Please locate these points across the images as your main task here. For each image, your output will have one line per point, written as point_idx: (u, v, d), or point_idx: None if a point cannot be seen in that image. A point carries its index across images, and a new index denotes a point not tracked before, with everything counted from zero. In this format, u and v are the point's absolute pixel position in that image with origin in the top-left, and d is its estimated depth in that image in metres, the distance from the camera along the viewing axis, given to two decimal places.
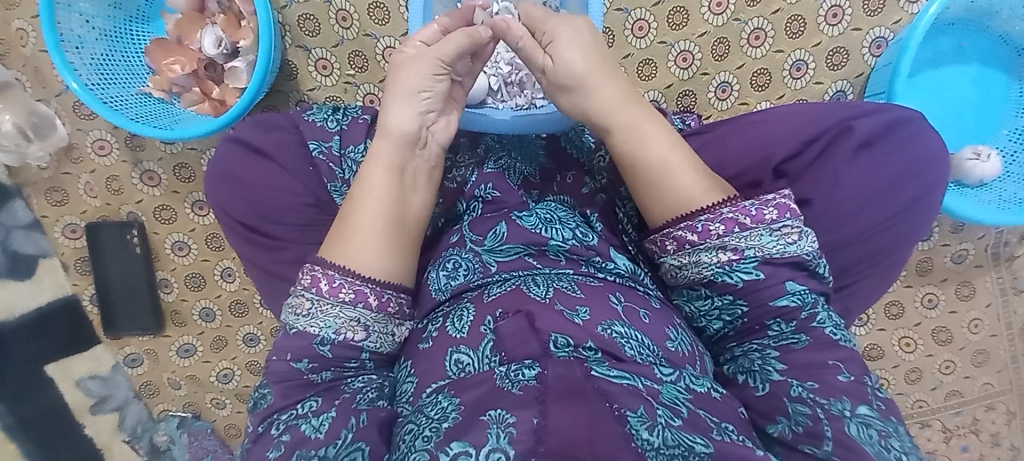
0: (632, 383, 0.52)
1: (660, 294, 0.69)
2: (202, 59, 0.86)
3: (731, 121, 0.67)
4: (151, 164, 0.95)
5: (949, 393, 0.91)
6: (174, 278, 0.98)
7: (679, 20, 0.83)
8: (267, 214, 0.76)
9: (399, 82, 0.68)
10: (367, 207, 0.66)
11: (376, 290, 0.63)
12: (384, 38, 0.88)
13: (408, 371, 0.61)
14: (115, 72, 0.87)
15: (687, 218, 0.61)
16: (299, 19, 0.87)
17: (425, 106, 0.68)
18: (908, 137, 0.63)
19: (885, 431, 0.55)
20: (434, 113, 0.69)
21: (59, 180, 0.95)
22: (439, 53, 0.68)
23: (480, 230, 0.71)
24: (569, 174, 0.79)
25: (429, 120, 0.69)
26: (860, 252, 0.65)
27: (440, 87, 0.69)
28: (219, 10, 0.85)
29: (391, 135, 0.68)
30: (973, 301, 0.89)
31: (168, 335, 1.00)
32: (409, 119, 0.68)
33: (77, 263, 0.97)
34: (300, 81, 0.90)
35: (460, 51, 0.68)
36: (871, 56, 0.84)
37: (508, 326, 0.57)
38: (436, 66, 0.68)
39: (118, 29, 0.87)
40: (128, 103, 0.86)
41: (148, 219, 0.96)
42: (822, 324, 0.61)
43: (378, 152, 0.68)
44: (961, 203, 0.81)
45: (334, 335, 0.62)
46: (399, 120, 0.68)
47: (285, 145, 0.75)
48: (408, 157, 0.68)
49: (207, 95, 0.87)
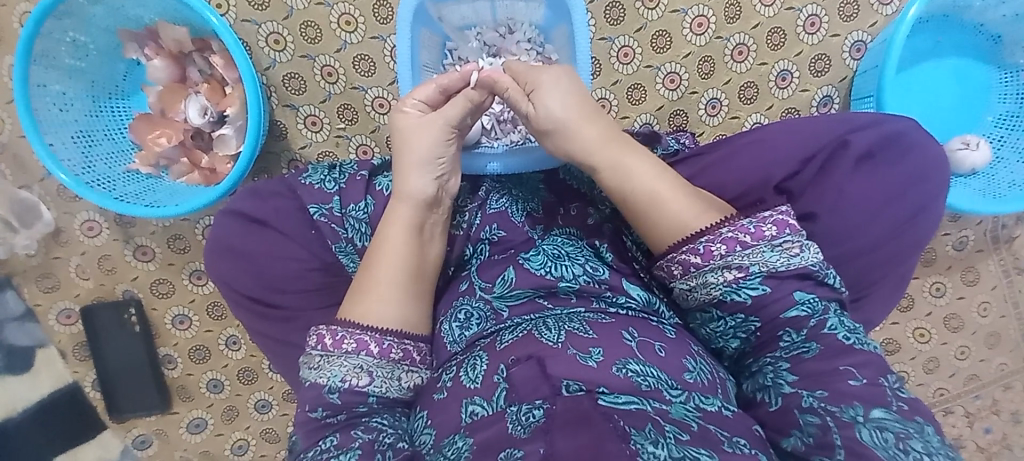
0: (642, 406, 0.56)
1: (677, 322, 0.70)
2: (188, 129, 0.85)
3: (728, 142, 0.68)
4: (143, 239, 0.92)
5: (968, 378, 0.91)
6: (178, 352, 0.95)
7: (663, 44, 0.84)
8: (273, 283, 0.75)
9: (410, 150, 0.71)
10: (382, 269, 0.70)
11: (376, 338, 0.66)
12: (372, 89, 0.87)
13: (424, 422, 0.64)
14: (98, 150, 0.84)
15: (686, 242, 0.61)
16: (284, 78, 0.86)
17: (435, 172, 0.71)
18: (908, 147, 0.64)
19: (905, 434, 0.54)
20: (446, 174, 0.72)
21: (49, 265, 0.92)
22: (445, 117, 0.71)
23: (489, 276, 0.72)
24: (572, 206, 0.79)
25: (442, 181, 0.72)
26: (872, 262, 0.65)
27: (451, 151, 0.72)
28: (202, 79, 0.84)
29: (407, 200, 0.71)
30: (979, 285, 0.91)
31: (176, 411, 0.96)
32: (425, 186, 0.71)
33: (75, 349, 0.94)
34: (291, 139, 0.88)
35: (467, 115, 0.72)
36: (852, 60, 0.86)
37: (520, 373, 0.60)
38: (447, 131, 0.71)
39: (98, 107, 0.85)
40: (116, 182, 0.84)
41: (145, 295, 0.94)
42: (834, 330, 0.59)
43: (398, 212, 0.71)
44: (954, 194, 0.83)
45: (341, 382, 0.65)
46: (418, 184, 0.70)
47: (284, 212, 0.74)
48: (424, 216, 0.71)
49: (197, 165, 0.85)
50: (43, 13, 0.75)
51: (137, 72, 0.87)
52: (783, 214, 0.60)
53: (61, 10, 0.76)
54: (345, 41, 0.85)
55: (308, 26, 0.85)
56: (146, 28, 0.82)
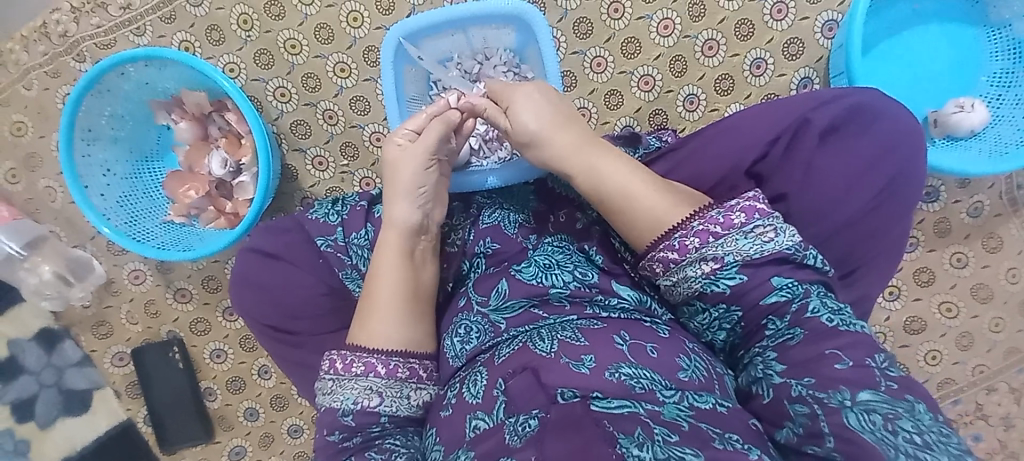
0: (634, 409, 0.57)
1: (670, 319, 0.72)
2: (212, 180, 0.95)
3: (697, 135, 0.71)
4: (181, 282, 1.02)
5: (1008, 351, 0.85)
6: (217, 385, 1.03)
7: (633, 49, 0.88)
8: (287, 310, 0.82)
9: (398, 179, 0.76)
10: (383, 292, 0.75)
11: (382, 359, 0.72)
12: (369, 125, 0.95)
13: (433, 439, 0.67)
14: (140, 208, 0.96)
15: (663, 239, 0.63)
16: (291, 125, 0.96)
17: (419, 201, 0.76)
18: (875, 117, 0.64)
19: (894, 415, 0.53)
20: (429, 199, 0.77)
21: (103, 314, 1.03)
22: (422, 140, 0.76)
23: (484, 289, 0.77)
24: (561, 212, 0.82)
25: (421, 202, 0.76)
26: (854, 236, 0.64)
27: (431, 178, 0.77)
28: (221, 134, 0.95)
29: (396, 226, 0.76)
30: (1005, 252, 0.85)
31: (219, 440, 1.04)
32: (409, 214, 0.76)
33: (128, 388, 1.04)
34: (301, 180, 0.97)
35: (442, 140, 0.77)
36: (824, 39, 0.86)
37: (517, 384, 0.62)
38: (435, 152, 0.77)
39: (136, 170, 0.97)
40: (155, 233, 0.95)
41: (186, 334, 1.03)
42: (816, 313, 0.59)
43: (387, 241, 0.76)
44: (944, 158, 0.80)
45: (353, 404, 0.70)
46: (402, 212, 0.76)
47: (295, 245, 0.81)
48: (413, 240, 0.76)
49: (222, 211, 0.95)
50: (83, 93, 0.88)
51: (166, 134, 0.98)
52: (750, 200, 0.61)
53: (99, 89, 0.89)
54: (342, 86, 0.94)
55: (309, 77, 0.94)
56: (172, 96, 0.94)
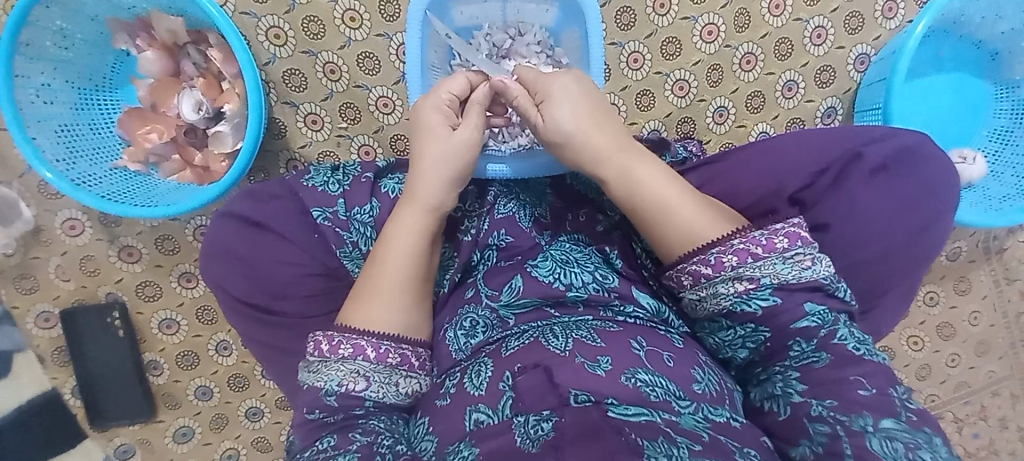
0: (652, 418, 0.51)
1: (685, 330, 0.67)
2: (181, 125, 0.82)
3: (741, 151, 0.69)
4: (130, 239, 0.88)
5: (957, 384, 0.95)
6: (164, 358, 0.91)
7: (672, 50, 0.85)
8: (274, 289, 0.71)
9: (423, 152, 0.67)
10: (386, 273, 0.65)
11: (373, 343, 0.62)
12: (376, 88, 0.84)
13: (425, 429, 0.58)
14: (83, 147, 0.81)
15: (698, 253, 0.60)
16: (284, 74, 0.83)
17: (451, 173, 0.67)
18: (921, 161, 0.65)
19: (915, 444, 0.53)
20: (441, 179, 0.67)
21: (28, 266, 0.87)
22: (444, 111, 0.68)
23: (496, 283, 0.69)
24: (581, 212, 0.75)
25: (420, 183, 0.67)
26: (883, 274, 0.66)
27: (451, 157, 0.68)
28: (197, 73, 0.81)
29: (421, 203, 0.66)
30: (970, 294, 0.94)
31: (161, 420, 0.92)
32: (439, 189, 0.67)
33: (54, 355, 0.89)
34: (290, 138, 0.85)
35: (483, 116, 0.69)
36: (856, 72, 0.88)
37: (526, 381, 0.55)
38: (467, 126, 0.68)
39: (85, 100, 0.82)
40: (103, 180, 0.81)
41: (130, 299, 0.89)
42: (844, 341, 0.59)
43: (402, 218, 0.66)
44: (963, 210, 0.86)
45: (337, 386, 0.61)
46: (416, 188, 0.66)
47: (286, 214, 0.70)
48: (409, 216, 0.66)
49: (190, 163, 0.82)
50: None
51: (126, 62, 0.84)
52: (793, 226, 0.59)
53: None
54: (349, 38, 0.83)
55: (310, 21, 0.82)
56: (138, 17, 0.79)
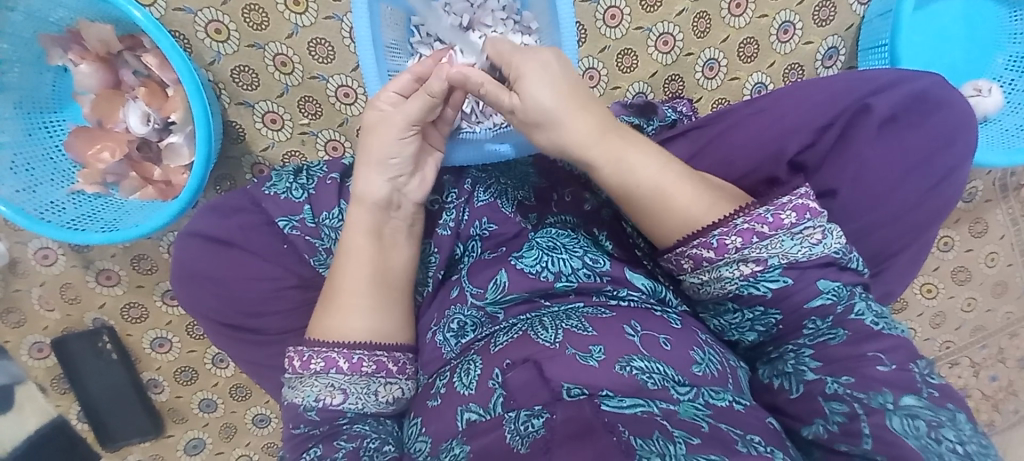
0: (648, 409, 0.46)
1: (684, 309, 0.60)
2: (132, 140, 0.77)
3: (733, 112, 0.63)
4: (105, 262, 0.85)
5: (974, 329, 0.93)
6: (163, 376, 0.90)
7: (652, 1, 0.77)
8: (247, 308, 0.68)
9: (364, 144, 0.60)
10: (359, 279, 0.60)
11: (344, 353, 0.57)
12: (333, 77, 0.78)
13: (418, 430, 0.54)
14: (39, 175, 0.77)
15: (699, 235, 0.51)
16: (232, 72, 0.77)
17: (394, 171, 0.60)
18: (931, 108, 0.59)
19: (938, 422, 0.46)
20: (404, 176, 0.60)
21: (11, 300, 0.85)
22: (403, 113, 0.58)
23: (480, 280, 0.60)
24: (566, 191, 0.64)
25: (399, 184, 0.60)
26: (891, 235, 0.61)
27: (409, 149, 0.59)
28: (138, 82, 0.76)
29: (373, 203, 0.60)
30: (987, 236, 0.91)
31: (171, 434, 0.93)
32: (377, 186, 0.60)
33: (55, 383, 0.88)
34: (250, 141, 0.80)
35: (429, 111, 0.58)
36: (858, 5, 0.81)
37: (517, 377, 0.50)
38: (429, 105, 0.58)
39: (32, 125, 0.77)
40: (62, 207, 0.77)
41: (117, 322, 0.88)
42: (862, 315, 0.51)
43: None
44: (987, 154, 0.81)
45: (315, 402, 0.57)
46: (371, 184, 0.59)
47: (249, 228, 0.66)
48: (370, 216, 0.60)
49: (149, 179, 0.78)
50: None
51: (66, 79, 0.78)
52: (803, 198, 0.51)
53: None
54: (296, 25, 0.75)
55: (252, 10, 0.74)
56: (67, 29, 0.73)
